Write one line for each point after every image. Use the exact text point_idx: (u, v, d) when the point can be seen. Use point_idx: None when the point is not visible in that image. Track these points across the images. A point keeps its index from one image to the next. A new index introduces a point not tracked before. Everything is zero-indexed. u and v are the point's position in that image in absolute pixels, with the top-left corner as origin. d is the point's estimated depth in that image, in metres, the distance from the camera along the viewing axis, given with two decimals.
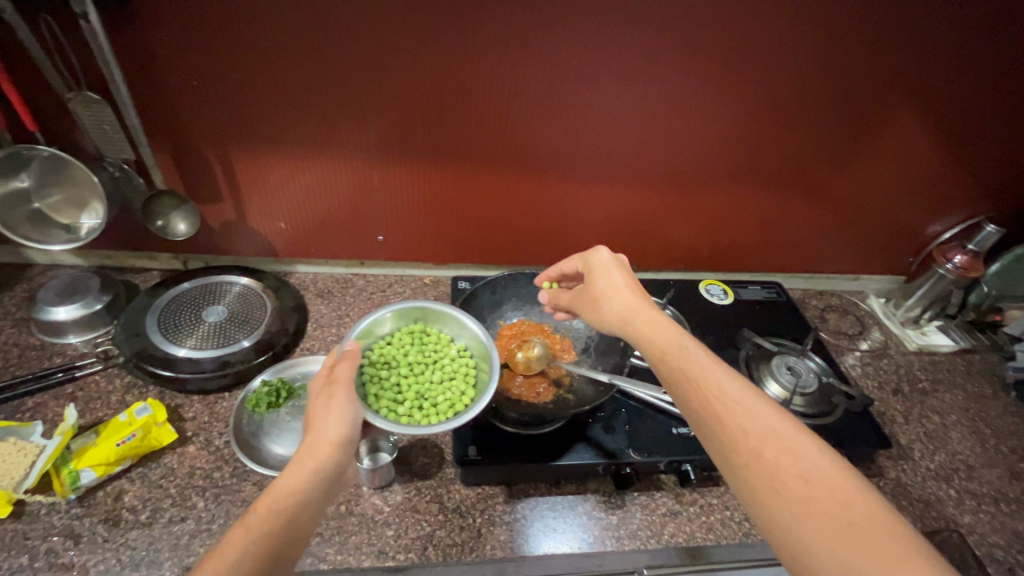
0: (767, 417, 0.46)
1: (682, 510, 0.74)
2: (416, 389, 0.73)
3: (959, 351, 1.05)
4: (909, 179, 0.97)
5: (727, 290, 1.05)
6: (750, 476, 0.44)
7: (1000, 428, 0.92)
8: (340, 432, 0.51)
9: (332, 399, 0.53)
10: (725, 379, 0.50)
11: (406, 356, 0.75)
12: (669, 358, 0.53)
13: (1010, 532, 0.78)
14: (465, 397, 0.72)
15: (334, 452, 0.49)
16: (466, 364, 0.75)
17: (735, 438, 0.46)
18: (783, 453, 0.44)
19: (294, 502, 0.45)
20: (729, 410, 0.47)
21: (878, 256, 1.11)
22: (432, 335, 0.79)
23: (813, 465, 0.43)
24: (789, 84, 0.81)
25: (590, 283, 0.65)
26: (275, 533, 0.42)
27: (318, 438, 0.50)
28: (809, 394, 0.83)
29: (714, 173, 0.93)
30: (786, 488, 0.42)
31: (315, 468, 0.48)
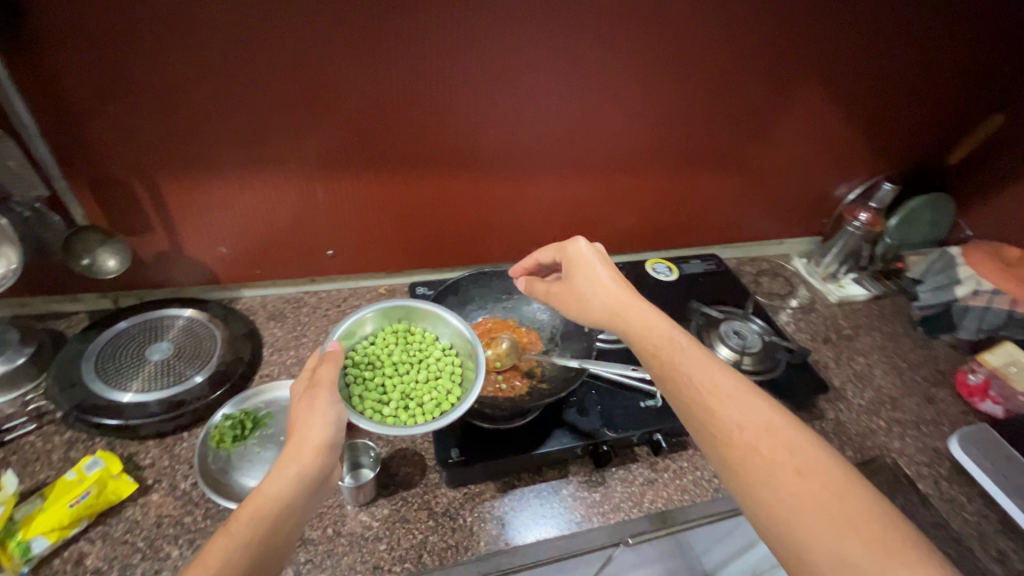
0: (760, 416, 0.51)
1: (658, 476, 0.79)
2: (401, 389, 0.73)
3: (872, 298, 1.18)
4: (817, 148, 1.07)
5: (672, 267, 1.11)
6: (747, 470, 0.49)
7: (913, 360, 1.05)
8: (324, 435, 0.52)
9: (315, 402, 0.54)
10: (719, 383, 0.54)
11: (390, 355, 0.75)
12: (664, 356, 0.57)
13: (931, 449, 0.89)
14: (452, 397, 0.73)
15: (317, 456, 0.50)
16: (451, 363, 0.76)
17: (732, 439, 0.50)
18: (777, 449, 0.49)
19: (279, 509, 0.46)
20: (724, 405, 0.52)
21: (797, 220, 1.22)
22: (415, 333, 0.79)
23: (805, 457, 0.48)
24: (708, 69, 0.88)
25: (575, 275, 0.67)
26: (257, 542, 0.43)
27: (302, 444, 0.50)
28: (755, 352, 0.90)
29: (650, 157, 0.98)
30: (783, 482, 0.47)
31: (297, 475, 0.48)
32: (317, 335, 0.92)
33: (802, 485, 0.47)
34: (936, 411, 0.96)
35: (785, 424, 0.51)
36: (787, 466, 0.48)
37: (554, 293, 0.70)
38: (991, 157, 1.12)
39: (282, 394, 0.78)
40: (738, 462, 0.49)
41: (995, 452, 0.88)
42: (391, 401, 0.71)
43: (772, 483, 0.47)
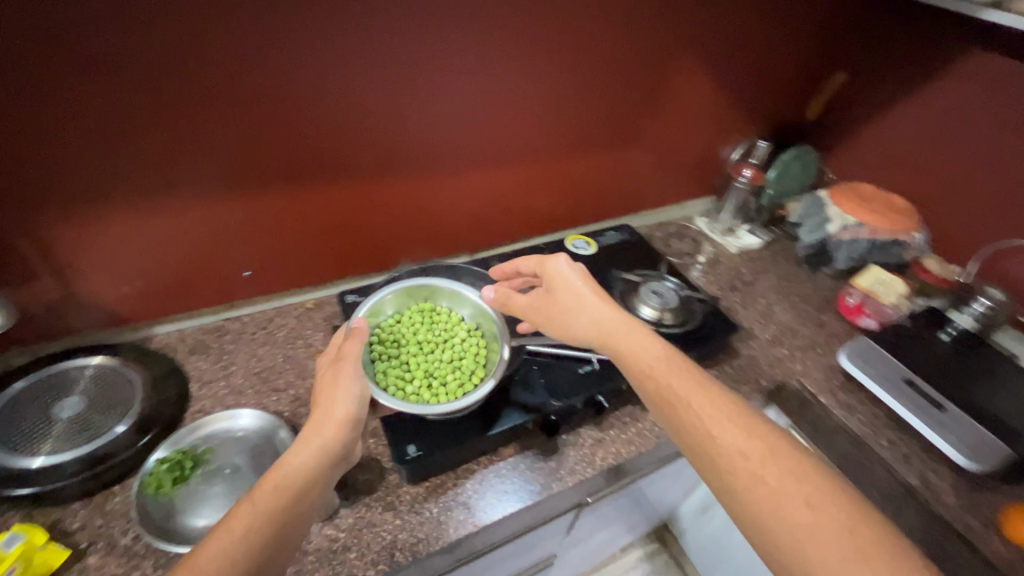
0: (761, 445, 0.55)
1: (605, 435, 0.85)
2: (425, 368, 0.84)
3: (765, 245, 1.33)
4: (701, 116, 1.18)
5: (590, 241, 1.15)
6: (751, 498, 0.52)
7: (803, 294, 1.20)
8: (348, 408, 0.60)
9: (339, 375, 0.63)
10: (722, 418, 0.57)
11: (416, 335, 0.88)
12: (657, 379, 0.62)
13: (826, 366, 1.03)
14: (473, 377, 0.84)
15: (339, 430, 0.58)
16: (474, 344, 0.88)
17: (738, 469, 0.53)
18: (784, 478, 0.52)
19: (301, 477, 0.54)
20: (724, 433, 0.56)
21: (693, 183, 1.33)
22: (443, 314, 0.92)
23: (812, 491, 0.51)
24: (594, 52, 0.94)
25: (556, 287, 0.74)
26: (279, 508, 0.50)
27: (326, 417, 0.59)
28: (673, 308, 0.98)
29: (555, 140, 1.03)
30: (792, 515, 0.50)
31: (320, 446, 0.56)
32: (247, 361, 0.88)
33: (812, 514, 0.50)
34: (826, 333, 1.10)
35: (790, 451, 0.54)
36: (797, 498, 0.51)
37: (532, 308, 0.75)
38: (840, 109, 1.30)
39: (221, 427, 0.75)
40: (753, 499, 0.52)
41: (877, 357, 1.00)
42: (416, 376, 0.83)
43: (781, 516, 0.50)
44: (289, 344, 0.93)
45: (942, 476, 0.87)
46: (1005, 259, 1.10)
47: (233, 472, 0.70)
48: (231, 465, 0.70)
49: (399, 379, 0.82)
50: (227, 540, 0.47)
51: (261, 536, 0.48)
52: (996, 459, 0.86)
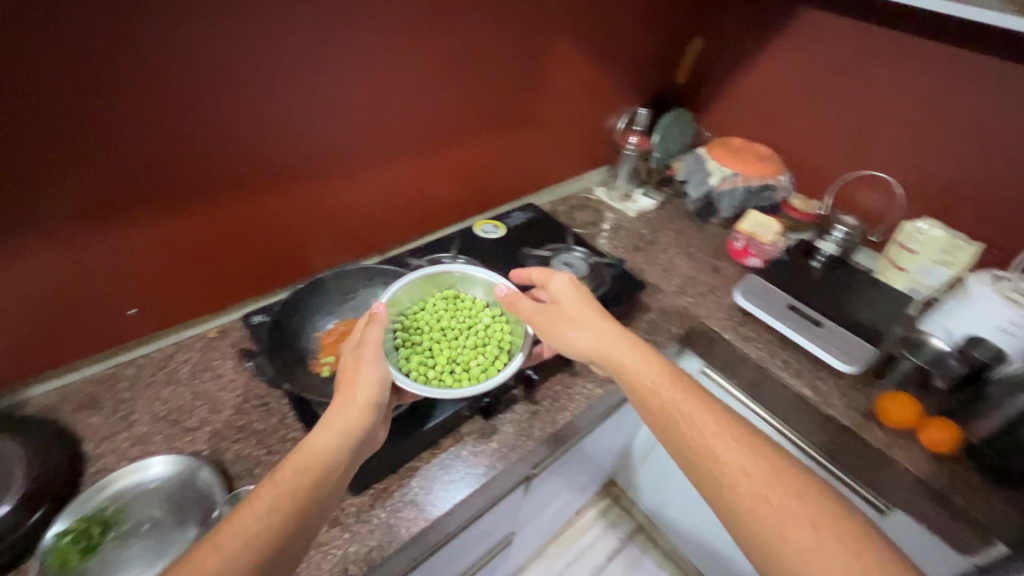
0: (763, 465, 0.58)
1: (539, 406, 0.88)
2: (448, 354, 0.86)
3: (660, 205, 1.42)
4: (584, 91, 1.23)
5: (498, 224, 1.16)
6: (751, 517, 0.55)
7: (697, 244, 1.31)
8: (370, 396, 0.65)
9: (359, 361, 0.68)
10: (725, 436, 0.61)
11: (438, 321, 0.88)
12: (657, 394, 0.65)
13: (726, 307, 1.13)
14: (496, 362, 0.86)
15: (361, 413, 0.63)
16: (499, 329, 0.89)
17: (739, 488, 0.57)
18: (786, 498, 0.56)
19: (322, 457, 0.58)
20: (723, 452, 0.59)
21: (587, 156, 1.40)
22: (466, 301, 0.92)
23: (812, 513, 0.55)
24: (471, 38, 0.94)
25: (565, 298, 0.77)
26: (300, 486, 0.55)
27: (348, 400, 0.64)
28: (584, 276, 1.03)
29: (448, 130, 1.03)
30: (795, 537, 0.53)
31: (339, 429, 0.61)
32: (150, 406, 0.81)
33: (814, 537, 0.53)
34: (721, 276, 1.21)
35: (790, 471, 0.58)
36: (799, 519, 0.54)
37: (534, 317, 0.78)
38: (705, 71, 1.41)
39: (131, 482, 0.69)
40: (755, 519, 0.55)
41: (762, 290, 1.13)
42: (439, 363, 0.84)
43: (783, 535, 0.54)
44: (197, 379, 0.86)
45: (829, 384, 1.00)
46: (852, 189, 1.27)
47: (152, 525, 0.66)
48: (148, 520, 0.66)
49: (422, 364, 0.84)
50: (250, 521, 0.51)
51: (284, 513, 0.53)
52: (867, 358, 0.99)
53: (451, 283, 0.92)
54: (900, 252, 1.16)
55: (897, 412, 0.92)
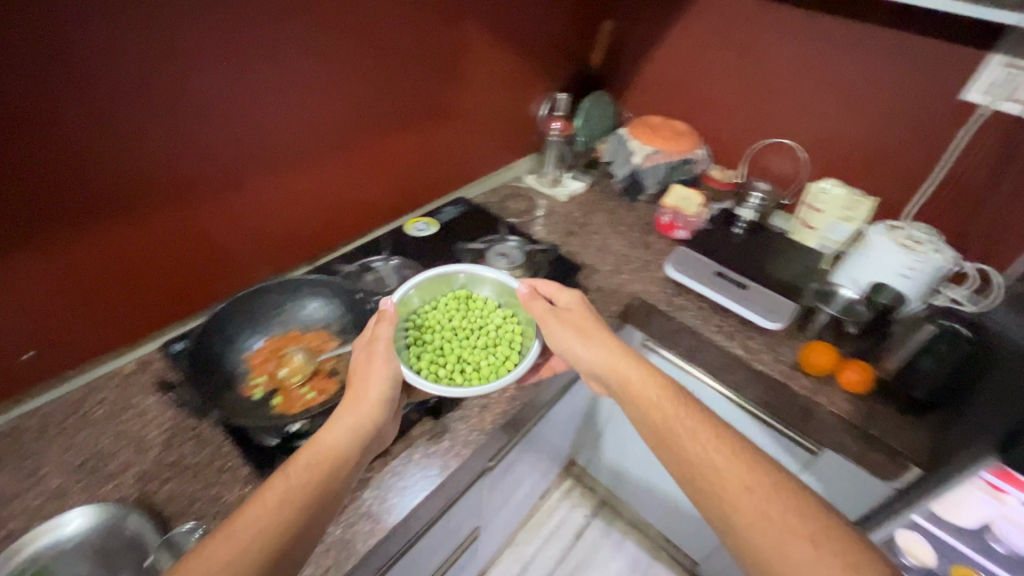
0: (764, 480, 0.61)
1: (488, 399, 0.88)
2: (458, 354, 0.90)
3: (589, 187, 1.45)
4: (501, 80, 1.23)
5: (430, 221, 1.14)
6: (753, 533, 0.58)
7: (627, 222, 1.35)
8: (381, 392, 0.68)
9: (375, 356, 0.71)
10: (723, 452, 0.64)
11: (450, 321, 0.93)
12: (668, 408, 0.69)
13: (658, 280, 1.18)
14: (504, 363, 0.90)
15: (374, 407, 0.67)
16: (511, 329, 0.93)
17: (741, 503, 0.59)
18: (788, 513, 0.58)
19: (338, 449, 0.62)
20: (727, 471, 0.62)
21: (513, 144, 1.40)
22: (479, 301, 0.96)
23: (812, 525, 0.57)
24: (377, 31, 0.92)
25: (577, 309, 0.82)
26: (316, 476, 0.58)
27: (362, 395, 0.67)
28: (521, 265, 1.04)
29: (367, 128, 1.00)
30: (797, 549, 0.56)
31: (354, 423, 0.64)
32: (64, 454, 0.74)
33: (815, 551, 0.55)
34: (652, 251, 1.26)
35: (787, 485, 0.61)
36: (800, 532, 0.57)
37: (548, 317, 0.81)
38: (618, 52, 1.45)
39: (47, 541, 0.63)
40: (758, 537, 0.57)
41: (691, 259, 1.18)
42: (451, 362, 0.89)
43: (784, 549, 0.56)
44: (116, 418, 0.79)
45: (758, 341, 1.07)
46: (762, 157, 1.35)
47: None
48: None
49: (434, 362, 0.89)
50: (260, 513, 0.53)
51: (299, 503, 0.55)
52: (789, 313, 1.07)
53: (463, 283, 0.95)
54: (809, 213, 1.24)
55: (817, 358, 0.99)
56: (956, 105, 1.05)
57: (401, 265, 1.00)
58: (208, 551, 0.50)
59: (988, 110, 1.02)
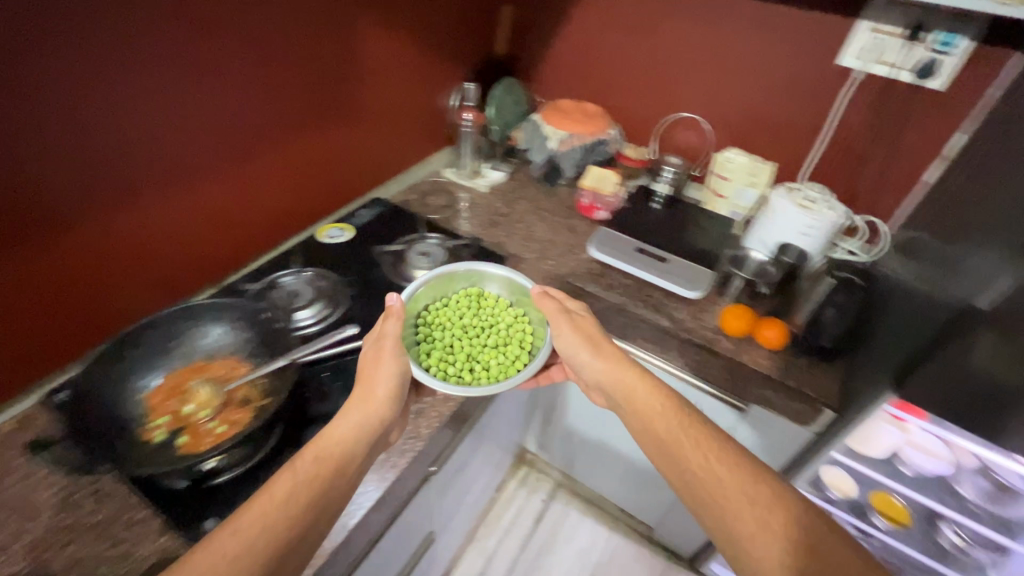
0: (765, 491, 0.65)
1: (423, 405, 0.85)
2: (468, 352, 0.94)
3: (509, 175, 1.44)
4: (405, 73, 1.19)
5: (344, 226, 1.09)
6: (755, 541, 0.61)
7: (550, 208, 1.35)
8: (389, 390, 0.72)
9: (382, 353, 0.74)
10: (726, 465, 0.67)
11: (462, 320, 0.96)
12: (678, 425, 0.72)
13: (584, 262, 1.19)
14: (514, 363, 0.93)
15: (377, 404, 0.70)
16: (520, 330, 0.96)
17: (744, 514, 0.63)
18: (790, 522, 0.62)
19: (342, 445, 0.65)
20: (732, 483, 0.66)
21: (426, 138, 1.36)
22: (489, 300, 0.99)
23: (810, 533, 0.61)
24: (257, 31, 0.85)
25: (585, 317, 0.86)
26: (321, 471, 0.61)
27: (368, 392, 0.71)
28: (444, 262, 1.02)
29: (265, 134, 0.95)
30: (795, 556, 0.60)
31: (358, 419, 0.68)
32: None
33: (813, 558, 0.59)
34: (576, 234, 1.27)
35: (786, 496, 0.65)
36: (799, 539, 0.61)
37: (557, 318, 0.85)
38: (522, 37, 1.43)
39: None
40: (758, 544, 0.61)
41: (613, 239, 1.20)
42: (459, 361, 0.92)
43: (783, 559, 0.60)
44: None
45: (683, 311, 1.10)
46: (671, 133, 1.39)
47: None
48: None
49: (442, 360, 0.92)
50: (267, 508, 0.56)
51: (304, 496, 0.58)
52: (707, 280, 1.11)
53: (475, 282, 0.98)
54: (718, 182, 1.30)
55: (733, 322, 1.05)
56: (835, 70, 1.13)
57: (313, 277, 0.95)
58: (215, 543, 0.52)
59: (862, 73, 1.10)
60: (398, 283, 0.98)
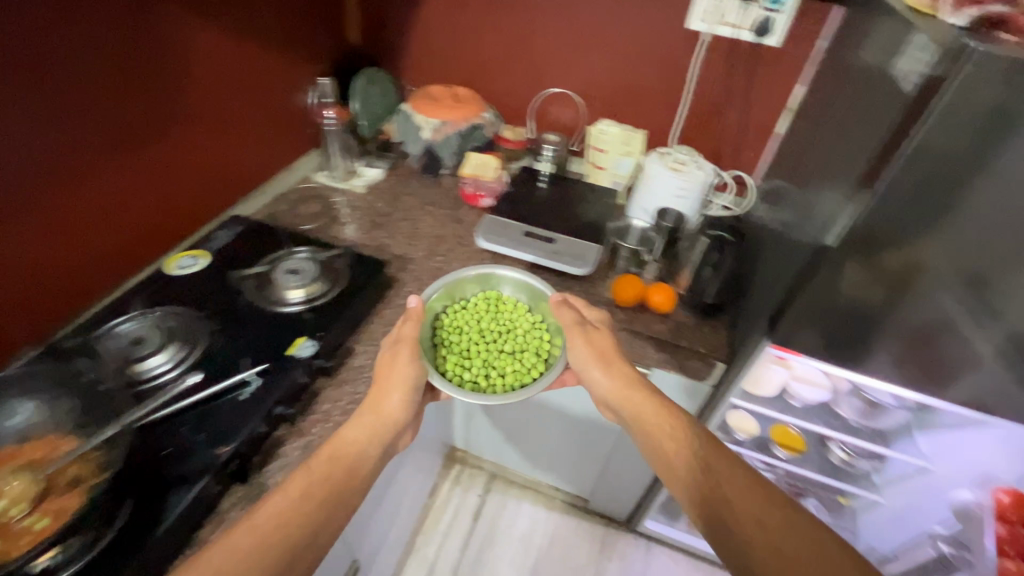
0: (741, 481, 0.67)
1: (312, 436, 0.78)
2: (484, 357, 1.02)
3: (388, 171, 1.36)
4: (247, 72, 1.07)
5: (198, 253, 0.97)
6: (719, 522, 0.65)
7: (434, 200, 1.29)
8: (405, 395, 0.79)
9: (398, 355, 0.82)
10: (709, 455, 0.71)
11: (479, 324, 1.03)
12: (661, 427, 0.76)
13: (474, 253, 1.16)
14: (529, 372, 1.01)
15: (387, 412, 0.78)
16: (538, 337, 1.03)
17: (715, 499, 0.67)
18: (760, 509, 0.64)
19: (354, 451, 0.73)
20: (704, 474, 0.69)
21: (287, 141, 1.25)
22: (507, 305, 1.06)
23: (777, 520, 0.63)
24: (39, 38, 0.71)
25: (602, 329, 0.89)
26: (331, 473, 0.69)
27: (380, 397, 0.78)
28: (317, 276, 0.94)
29: (82, 158, 0.82)
30: (754, 536, 0.62)
31: (365, 428, 0.76)
32: None
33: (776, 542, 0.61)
34: (463, 225, 1.23)
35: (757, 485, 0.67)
36: (762, 521, 0.63)
37: (572, 332, 0.89)
38: (379, 23, 1.35)
39: None
40: (729, 523, 0.64)
41: (499, 225, 1.17)
42: (476, 366, 1.00)
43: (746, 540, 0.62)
44: None
45: (577, 289, 1.10)
46: (545, 110, 1.38)
47: None
48: None
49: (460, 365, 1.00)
50: (279, 508, 0.63)
51: (316, 497, 0.66)
52: (595, 254, 1.11)
53: (494, 287, 1.05)
54: (595, 155, 1.31)
55: (625, 292, 1.05)
56: (685, 35, 1.16)
57: (159, 317, 0.83)
58: (232, 539, 0.59)
59: (709, 35, 1.14)
60: (267, 308, 0.89)
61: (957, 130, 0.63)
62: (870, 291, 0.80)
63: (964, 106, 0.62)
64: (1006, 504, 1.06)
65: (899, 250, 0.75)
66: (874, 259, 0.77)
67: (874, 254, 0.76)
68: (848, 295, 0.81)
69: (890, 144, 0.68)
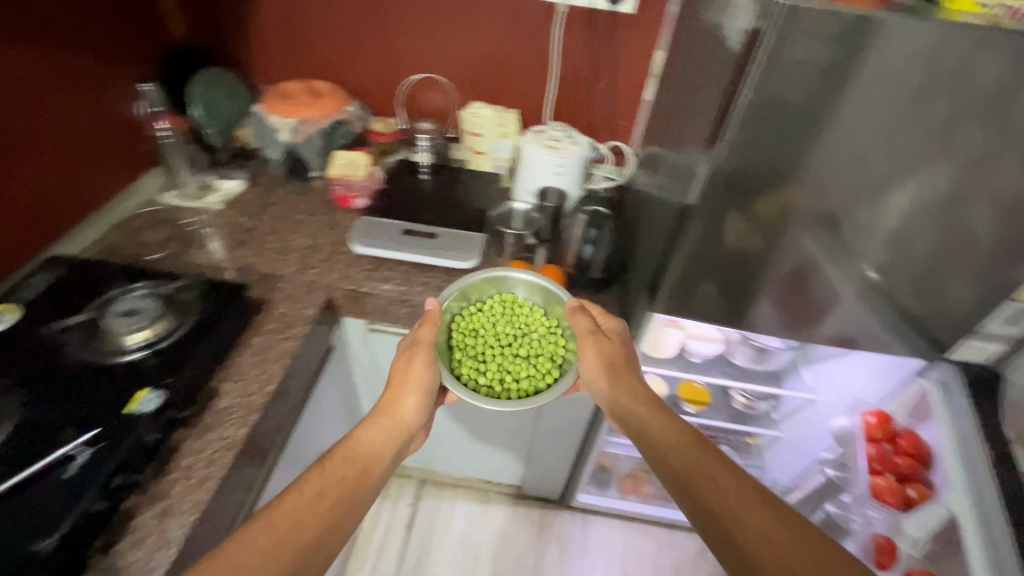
0: (742, 491, 0.66)
1: (167, 502, 0.69)
2: (499, 363, 1.01)
3: (250, 180, 1.23)
4: (43, 87, 0.90)
5: (7, 309, 0.84)
6: (718, 528, 0.64)
7: (306, 207, 1.19)
8: (418, 398, 0.85)
9: (415, 357, 0.86)
10: (710, 462, 0.69)
11: (496, 328, 1.01)
12: (663, 439, 0.74)
13: (353, 259, 1.08)
14: (543, 378, 1.00)
15: (404, 413, 0.84)
16: (552, 341, 1.00)
17: (713, 505, 0.65)
18: (761, 517, 0.63)
19: (371, 447, 0.78)
20: (706, 483, 0.67)
21: (117, 160, 1.09)
22: (521, 307, 1.02)
23: (777, 527, 0.62)
24: None
25: (613, 339, 0.85)
26: (354, 465, 0.75)
27: (399, 397, 0.84)
28: (160, 314, 0.83)
29: None
30: (755, 544, 0.61)
31: (382, 430, 0.81)
32: None
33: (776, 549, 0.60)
34: (340, 230, 1.14)
35: (758, 495, 0.66)
36: (761, 527, 0.62)
37: (584, 341, 0.85)
38: (210, 14, 1.20)
39: None
40: (727, 529, 0.63)
41: (375, 226, 1.10)
42: (492, 369, 0.99)
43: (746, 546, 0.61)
44: None
45: None
46: (414, 97, 1.31)
47: None
48: None
49: (476, 368, 1.00)
50: (296, 505, 0.67)
51: (337, 488, 0.71)
52: (479, 242, 1.08)
53: (510, 289, 1.01)
54: (472, 140, 1.27)
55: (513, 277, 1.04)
56: (541, 6, 1.13)
57: None
58: (252, 531, 0.63)
59: (564, 6, 1.12)
60: (101, 361, 0.79)
61: (778, 84, 0.65)
62: (732, 249, 0.83)
63: (780, 60, 0.63)
64: (872, 425, 1.02)
65: (752, 207, 0.78)
66: (731, 218, 0.79)
67: (730, 213, 0.78)
68: (716, 253, 0.84)
69: (727, 104, 0.69)
